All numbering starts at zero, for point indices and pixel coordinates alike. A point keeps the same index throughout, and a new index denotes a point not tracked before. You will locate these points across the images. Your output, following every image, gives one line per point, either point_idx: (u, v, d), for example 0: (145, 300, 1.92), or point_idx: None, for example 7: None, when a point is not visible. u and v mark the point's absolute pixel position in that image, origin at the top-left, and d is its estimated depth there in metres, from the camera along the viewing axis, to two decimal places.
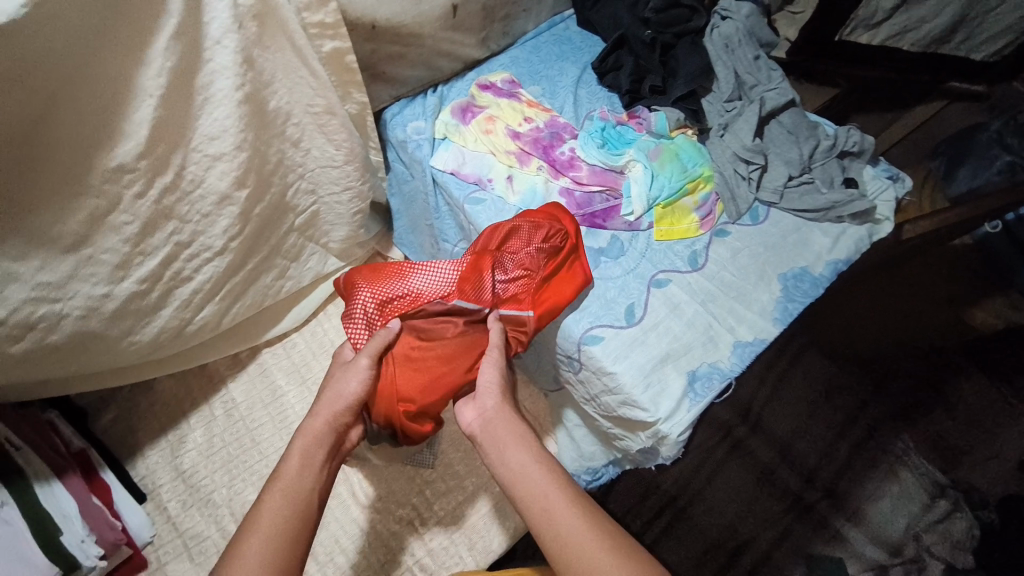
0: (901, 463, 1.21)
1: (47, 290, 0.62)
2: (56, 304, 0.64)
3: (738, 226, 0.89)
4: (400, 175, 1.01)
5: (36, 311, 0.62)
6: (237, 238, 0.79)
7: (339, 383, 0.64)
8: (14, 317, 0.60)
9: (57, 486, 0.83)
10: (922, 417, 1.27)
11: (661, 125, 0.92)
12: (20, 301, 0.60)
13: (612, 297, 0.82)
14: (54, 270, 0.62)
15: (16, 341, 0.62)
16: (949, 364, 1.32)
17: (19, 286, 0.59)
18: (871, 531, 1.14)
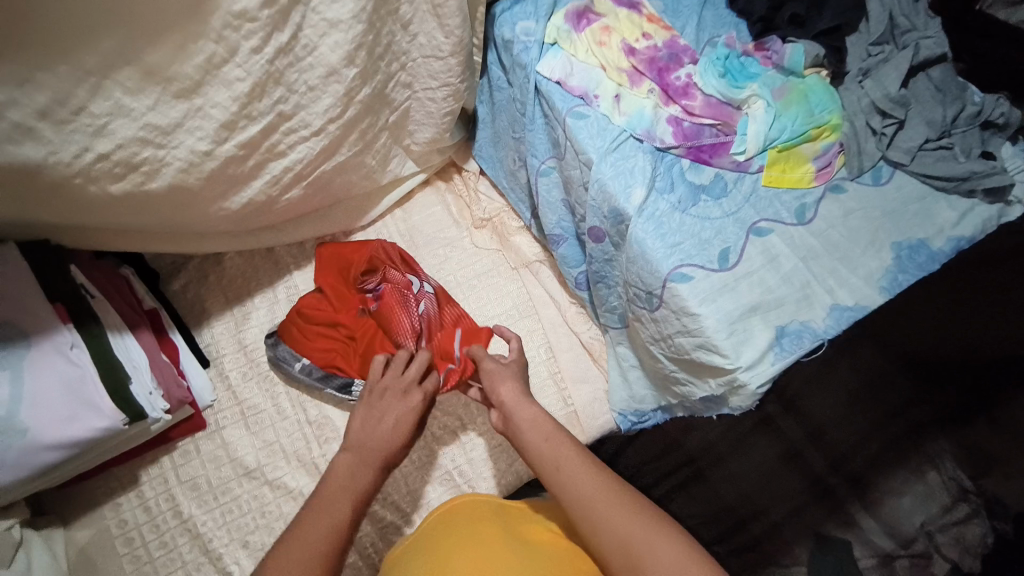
0: (930, 464, 1.16)
1: (154, 132, 0.64)
2: (161, 150, 0.66)
3: (857, 184, 0.83)
4: (496, 81, 0.96)
5: (140, 153, 0.65)
6: (337, 121, 0.78)
7: (371, 433, 0.73)
8: (118, 153, 0.63)
9: (128, 338, 0.84)
10: (962, 423, 1.17)
11: (796, 59, 0.84)
12: (128, 137, 0.63)
13: (707, 238, 0.78)
14: (165, 113, 0.63)
15: (118, 179, 0.66)
16: (1009, 381, 1.16)
17: (127, 122, 0.62)
18: (886, 523, 1.13)
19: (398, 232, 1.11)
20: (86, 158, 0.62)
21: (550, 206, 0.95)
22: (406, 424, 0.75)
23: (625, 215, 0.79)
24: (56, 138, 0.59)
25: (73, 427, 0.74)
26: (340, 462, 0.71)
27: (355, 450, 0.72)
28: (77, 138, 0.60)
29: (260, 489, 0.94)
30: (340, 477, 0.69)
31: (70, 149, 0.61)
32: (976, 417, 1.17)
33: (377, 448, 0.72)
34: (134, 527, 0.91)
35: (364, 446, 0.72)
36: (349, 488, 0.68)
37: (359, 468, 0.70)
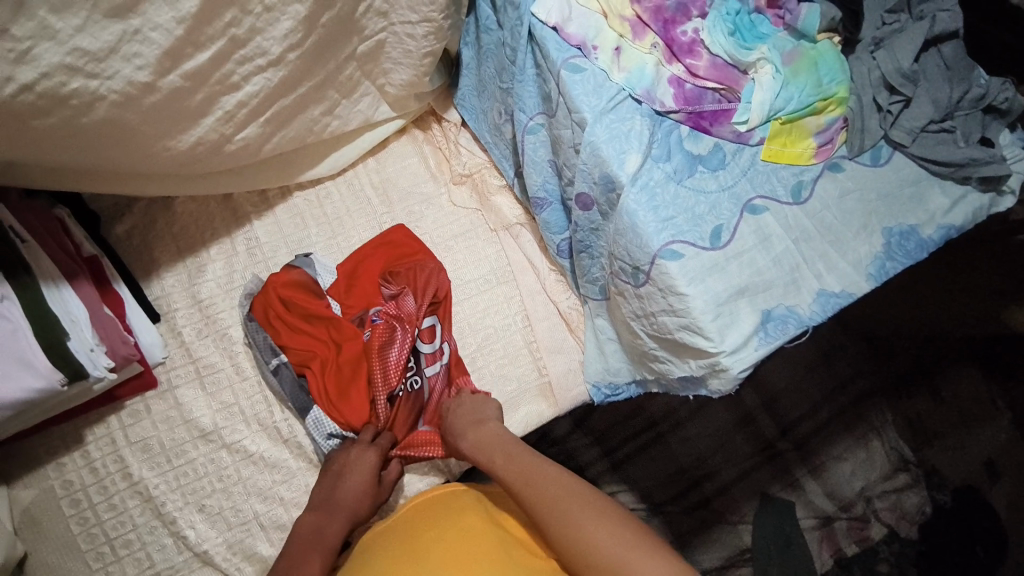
0: (875, 433, 1.18)
1: (83, 59, 0.54)
2: (93, 80, 0.56)
3: (855, 164, 0.78)
4: (484, 20, 0.87)
5: (68, 84, 0.55)
6: (296, 49, 0.68)
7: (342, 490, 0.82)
8: (43, 84, 0.53)
9: (66, 290, 0.76)
10: (904, 397, 1.20)
11: (809, 23, 0.77)
12: (53, 65, 0.53)
13: (701, 213, 0.73)
14: (96, 36, 0.54)
15: (44, 115, 0.56)
16: (954, 357, 1.20)
17: (52, 47, 0.52)
18: (828, 487, 1.15)
19: (370, 185, 1.04)
20: (7, 89, 0.52)
21: (535, 166, 0.88)
22: (368, 485, 0.83)
23: (618, 182, 0.73)
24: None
25: (6, 385, 0.67)
26: (305, 520, 0.79)
27: (319, 509, 0.81)
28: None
29: (217, 453, 0.90)
30: (306, 533, 0.78)
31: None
32: (919, 389, 1.20)
33: (338, 509, 0.80)
34: (80, 489, 0.87)
35: (325, 505, 0.81)
36: (315, 545, 0.76)
37: (323, 523, 0.79)
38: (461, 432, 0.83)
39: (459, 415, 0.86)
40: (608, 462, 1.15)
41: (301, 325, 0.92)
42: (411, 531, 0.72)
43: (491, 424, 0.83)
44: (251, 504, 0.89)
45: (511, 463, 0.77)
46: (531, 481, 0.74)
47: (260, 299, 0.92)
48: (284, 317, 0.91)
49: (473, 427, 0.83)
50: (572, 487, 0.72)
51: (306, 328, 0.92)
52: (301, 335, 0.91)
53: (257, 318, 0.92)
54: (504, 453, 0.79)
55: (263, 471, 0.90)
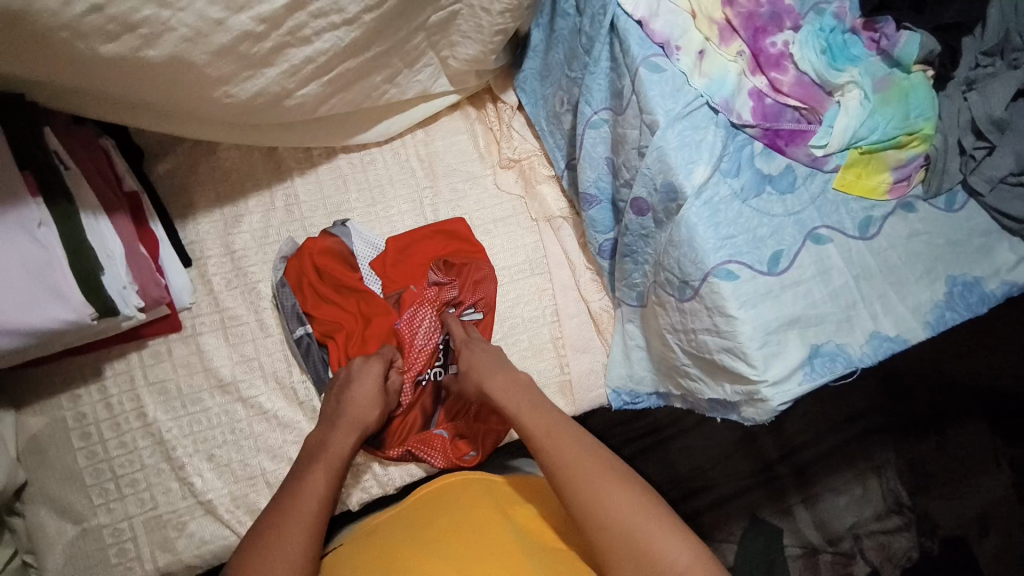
0: (874, 471, 1.17)
1: None
2: (165, 10, 0.54)
3: (928, 206, 0.75)
4: (563, 3, 0.83)
5: (140, 10, 0.53)
6: (373, 10, 0.66)
7: (355, 395, 0.82)
8: (114, 6, 0.51)
9: (103, 222, 0.75)
10: (912, 438, 1.19)
11: (909, 50, 0.72)
12: None
13: (762, 236, 0.71)
14: None
15: (111, 39, 0.53)
16: (967, 406, 1.19)
17: None
18: (819, 518, 1.15)
19: (416, 156, 1.01)
20: (76, 7, 0.50)
21: (591, 161, 0.86)
22: (377, 387, 0.84)
23: (681, 193, 0.70)
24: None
25: (33, 315, 0.66)
26: (315, 432, 0.81)
27: (328, 420, 0.81)
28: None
29: (232, 404, 0.90)
30: (318, 444, 0.79)
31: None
32: (926, 433, 1.18)
33: (348, 417, 0.81)
34: (92, 423, 0.87)
35: (335, 417, 0.81)
36: (322, 456, 0.77)
37: (330, 435, 0.80)
38: (489, 372, 0.82)
39: (481, 355, 0.84)
40: None
41: (334, 295, 0.92)
42: (431, 513, 0.73)
43: (521, 375, 0.82)
44: (259, 460, 0.89)
45: (539, 417, 0.76)
46: (556, 435, 0.73)
47: (294, 263, 0.92)
48: (319, 284, 0.92)
49: (498, 372, 0.82)
50: (596, 449, 0.71)
51: (339, 298, 0.93)
52: (332, 306, 0.92)
53: (290, 283, 0.92)
54: (532, 406, 0.77)
55: (276, 429, 0.90)
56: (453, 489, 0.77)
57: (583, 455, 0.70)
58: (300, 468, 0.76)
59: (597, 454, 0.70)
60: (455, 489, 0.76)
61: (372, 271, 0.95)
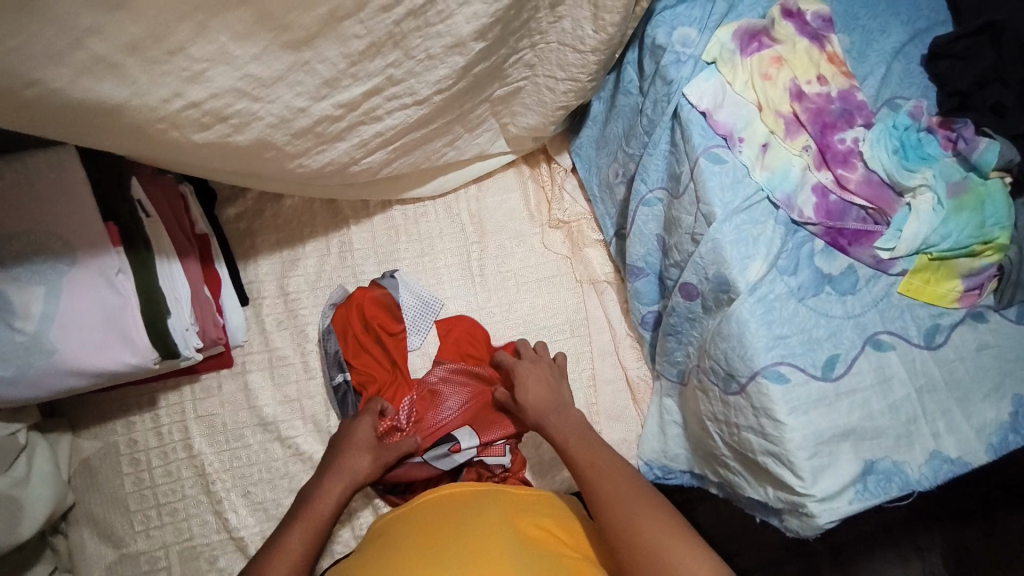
0: (920, 555, 1.04)
1: (251, 84, 0.55)
2: (256, 103, 0.57)
3: (999, 316, 0.71)
4: (626, 83, 0.83)
5: (232, 105, 0.56)
6: (443, 93, 0.68)
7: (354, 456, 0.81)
8: (210, 103, 0.55)
9: (176, 266, 0.79)
10: (963, 521, 1.07)
11: (987, 159, 0.69)
12: (223, 87, 0.54)
13: (818, 338, 0.68)
14: (268, 64, 0.54)
15: (203, 129, 0.57)
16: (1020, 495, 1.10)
17: (225, 71, 0.53)
18: None
19: (467, 211, 1.03)
20: (174, 104, 0.53)
21: (641, 237, 0.85)
22: (369, 437, 0.83)
23: (734, 288, 0.69)
24: (144, 78, 0.50)
25: (104, 356, 0.70)
26: (304, 489, 0.80)
27: (321, 475, 0.80)
28: (169, 82, 0.51)
29: (270, 443, 0.92)
30: (307, 498, 0.77)
31: (159, 92, 0.52)
32: (980, 519, 1.06)
33: (339, 467, 0.80)
34: (143, 450, 0.91)
35: (327, 470, 0.80)
36: (304, 512, 0.74)
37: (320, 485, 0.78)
38: (541, 401, 0.84)
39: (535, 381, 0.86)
40: None
41: (374, 349, 0.94)
42: (435, 518, 0.72)
43: (573, 410, 0.83)
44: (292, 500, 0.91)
45: (582, 443, 0.77)
46: (600, 465, 0.73)
47: (341, 312, 0.94)
48: (363, 335, 0.93)
49: (558, 411, 0.83)
50: (631, 479, 0.71)
51: (380, 356, 0.94)
52: (371, 359, 0.93)
53: (335, 330, 0.94)
54: (578, 435, 0.79)
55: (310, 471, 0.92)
56: (467, 496, 0.75)
57: (618, 485, 0.70)
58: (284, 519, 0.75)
59: (633, 484, 0.70)
60: (462, 497, 0.75)
61: (410, 324, 0.97)
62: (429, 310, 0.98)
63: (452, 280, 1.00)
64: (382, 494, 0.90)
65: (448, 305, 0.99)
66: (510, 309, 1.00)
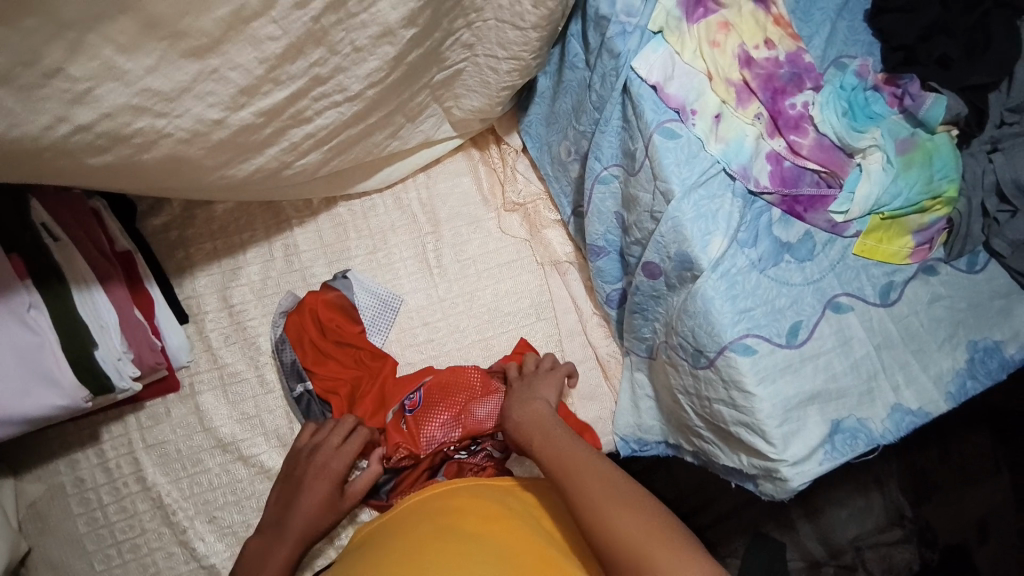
0: (876, 484, 1.18)
1: (152, 99, 0.48)
2: (160, 119, 0.50)
3: (950, 268, 0.73)
4: (572, 56, 0.79)
5: (132, 123, 0.49)
6: (377, 86, 0.63)
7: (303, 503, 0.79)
8: (103, 124, 0.48)
9: (97, 294, 0.72)
10: (912, 450, 1.20)
11: (935, 113, 0.69)
12: (117, 105, 0.47)
13: (781, 307, 0.68)
14: (169, 75, 0.48)
15: (100, 152, 0.50)
16: (967, 420, 1.20)
17: (117, 87, 0.46)
18: (822, 532, 1.15)
19: (416, 201, 0.99)
20: (60, 130, 0.46)
21: (599, 216, 0.83)
22: (325, 501, 0.79)
23: (698, 265, 0.68)
24: (20, 108, 0.43)
25: (25, 403, 0.64)
26: (256, 541, 0.79)
27: (272, 532, 0.79)
28: (50, 107, 0.44)
29: (232, 464, 0.88)
30: (258, 561, 0.77)
31: (39, 119, 0.44)
32: (926, 445, 1.19)
33: (291, 535, 0.77)
34: (92, 488, 0.86)
35: (278, 529, 0.78)
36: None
37: (271, 549, 0.77)
38: (509, 408, 0.81)
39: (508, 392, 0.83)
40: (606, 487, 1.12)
41: (338, 353, 0.91)
42: (413, 522, 0.71)
43: (534, 400, 0.80)
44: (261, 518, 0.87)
45: (548, 441, 0.74)
46: (566, 462, 0.70)
47: (294, 319, 0.90)
48: (324, 337, 0.90)
49: (517, 405, 0.80)
50: (601, 470, 0.69)
51: (347, 359, 0.91)
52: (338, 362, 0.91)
53: (289, 339, 0.89)
54: (542, 431, 0.76)
55: None
56: (441, 496, 0.75)
57: (588, 476, 0.68)
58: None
59: (604, 475, 0.68)
60: (438, 496, 0.75)
61: (371, 323, 0.93)
62: (388, 308, 0.94)
63: (410, 272, 0.96)
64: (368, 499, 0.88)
65: (409, 301, 0.96)
66: (473, 298, 0.97)
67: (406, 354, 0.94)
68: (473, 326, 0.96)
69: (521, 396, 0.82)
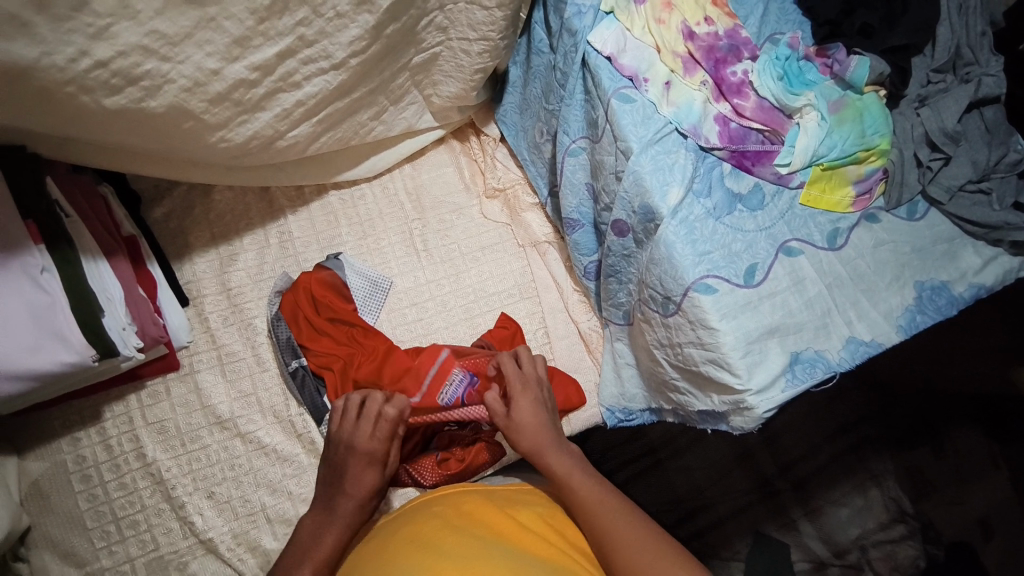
0: (874, 482, 1.19)
1: (158, 41, 0.57)
2: (165, 64, 0.60)
3: (891, 216, 0.79)
4: (537, 43, 0.91)
5: (142, 65, 0.58)
6: (359, 55, 0.72)
7: (354, 470, 0.76)
8: (118, 62, 0.57)
9: (103, 265, 0.78)
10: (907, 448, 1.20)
11: (859, 74, 0.78)
12: (130, 44, 0.56)
13: (737, 250, 0.74)
14: (173, 20, 0.57)
15: (115, 93, 0.59)
16: (959, 413, 1.20)
17: (131, 27, 0.55)
18: (825, 532, 1.16)
19: (404, 191, 1.06)
20: (82, 63, 0.55)
21: (572, 188, 0.90)
22: (373, 472, 0.77)
23: (658, 213, 0.75)
24: (51, 36, 0.52)
25: (35, 358, 0.68)
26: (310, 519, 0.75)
27: (321, 511, 0.76)
28: (74, 40, 0.53)
29: (230, 440, 0.91)
30: (307, 541, 0.73)
31: (66, 52, 0.54)
32: (922, 440, 1.20)
33: (344, 508, 0.75)
34: (92, 466, 0.88)
35: (330, 508, 0.75)
36: (310, 558, 0.70)
37: (323, 527, 0.74)
38: (541, 448, 0.76)
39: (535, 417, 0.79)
40: None
41: (331, 329, 0.94)
42: (425, 515, 0.67)
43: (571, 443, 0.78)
44: (259, 495, 0.89)
45: (588, 480, 0.73)
46: (603, 502, 0.70)
47: (289, 297, 0.94)
48: (317, 314, 0.94)
49: (556, 445, 0.77)
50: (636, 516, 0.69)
51: (343, 335, 0.94)
52: (332, 338, 0.94)
53: (285, 317, 0.94)
54: (583, 471, 0.75)
55: (275, 463, 0.91)
56: (457, 495, 0.71)
57: (626, 525, 0.68)
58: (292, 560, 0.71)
59: (639, 520, 0.69)
60: (452, 495, 0.71)
61: (362, 301, 0.97)
62: (378, 290, 0.98)
63: (398, 257, 1.01)
64: None
65: (396, 282, 1.00)
66: (459, 279, 1.01)
67: (396, 334, 0.98)
68: (459, 305, 1.00)
69: (551, 430, 0.78)
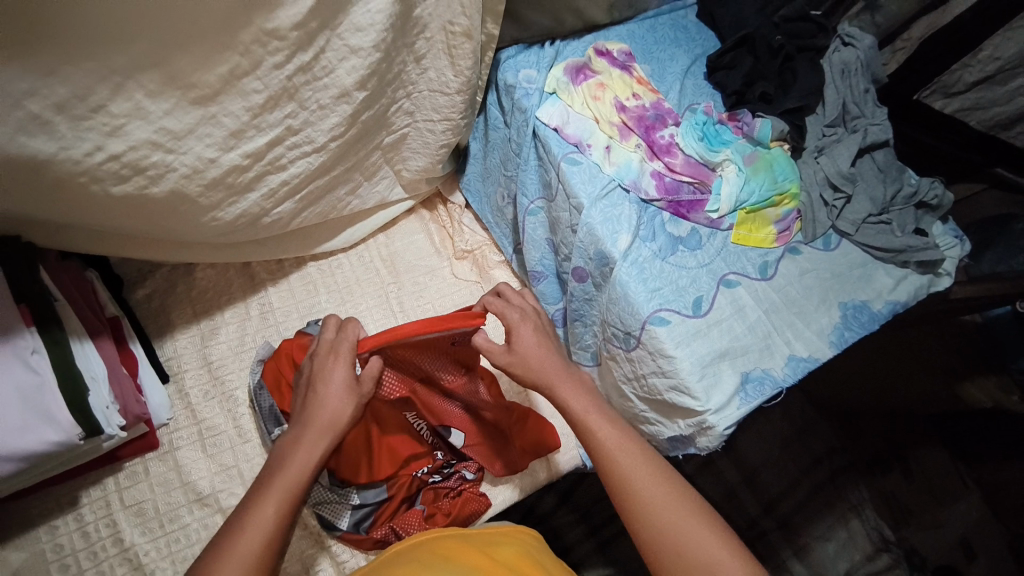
0: (854, 512, 1.19)
1: (166, 136, 0.65)
2: (169, 155, 0.67)
3: (810, 248, 0.91)
4: (494, 120, 1.04)
5: (149, 156, 0.66)
6: (338, 139, 0.82)
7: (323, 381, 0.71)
8: (128, 154, 0.64)
9: (89, 346, 0.80)
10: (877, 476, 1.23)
11: (764, 133, 0.93)
12: (141, 139, 0.64)
13: (683, 286, 0.84)
14: (179, 118, 0.65)
15: (122, 181, 0.66)
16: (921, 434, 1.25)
17: (143, 124, 0.63)
18: (815, 568, 1.15)
19: (378, 258, 1.13)
20: (96, 157, 0.62)
21: (534, 244, 0.99)
22: (345, 384, 0.71)
23: (611, 257, 0.84)
24: (69, 134, 0.59)
25: (24, 438, 0.68)
26: (277, 446, 0.68)
27: (293, 427, 0.69)
28: (90, 136, 0.60)
29: (211, 517, 0.90)
30: (277, 463, 0.66)
31: (82, 147, 0.60)
32: (891, 466, 1.23)
33: (318, 420, 0.68)
34: (70, 553, 0.84)
35: (304, 422, 0.69)
36: (277, 481, 0.63)
37: (295, 447, 0.67)
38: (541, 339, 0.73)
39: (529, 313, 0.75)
40: (595, 541, 1.09)
41: None
42: (397, 561, 0.66)
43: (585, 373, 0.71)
44: None
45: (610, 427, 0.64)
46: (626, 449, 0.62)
47: (270, 365, 0.94)
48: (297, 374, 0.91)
49: (571, 376, 0.70)
50: (662, 470, 0.61)
51: None
52: None
53: (267, 385, 0.94)
54: (599, 411, 0.66)
55: None
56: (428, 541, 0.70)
57: (647, 478, 0.59)
58: (252, 491, 0.62)
59: (666, 476, 0.60)
60: (427, 541, 0.70)
61: None
62: None
63: (376, 318, 1.06)
64: (347, 533, 0.87)
65: None
66: None
67: None
68: None
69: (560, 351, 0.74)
